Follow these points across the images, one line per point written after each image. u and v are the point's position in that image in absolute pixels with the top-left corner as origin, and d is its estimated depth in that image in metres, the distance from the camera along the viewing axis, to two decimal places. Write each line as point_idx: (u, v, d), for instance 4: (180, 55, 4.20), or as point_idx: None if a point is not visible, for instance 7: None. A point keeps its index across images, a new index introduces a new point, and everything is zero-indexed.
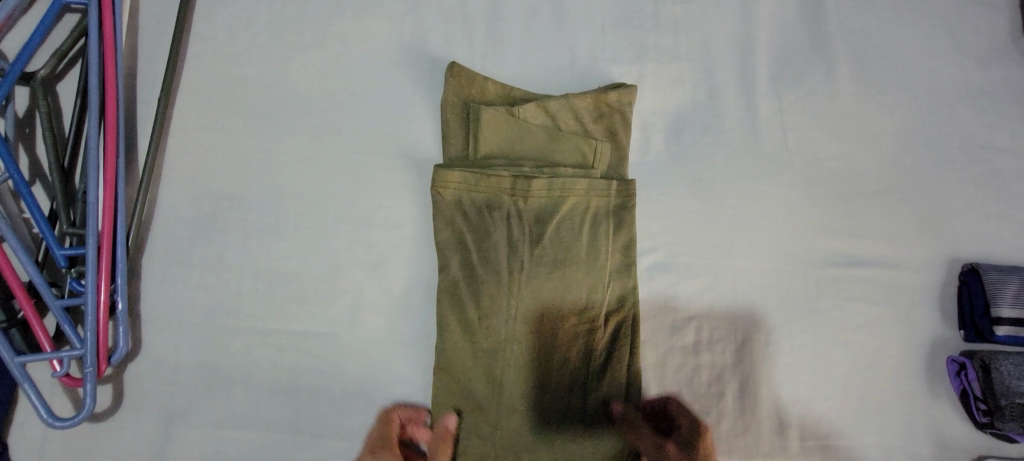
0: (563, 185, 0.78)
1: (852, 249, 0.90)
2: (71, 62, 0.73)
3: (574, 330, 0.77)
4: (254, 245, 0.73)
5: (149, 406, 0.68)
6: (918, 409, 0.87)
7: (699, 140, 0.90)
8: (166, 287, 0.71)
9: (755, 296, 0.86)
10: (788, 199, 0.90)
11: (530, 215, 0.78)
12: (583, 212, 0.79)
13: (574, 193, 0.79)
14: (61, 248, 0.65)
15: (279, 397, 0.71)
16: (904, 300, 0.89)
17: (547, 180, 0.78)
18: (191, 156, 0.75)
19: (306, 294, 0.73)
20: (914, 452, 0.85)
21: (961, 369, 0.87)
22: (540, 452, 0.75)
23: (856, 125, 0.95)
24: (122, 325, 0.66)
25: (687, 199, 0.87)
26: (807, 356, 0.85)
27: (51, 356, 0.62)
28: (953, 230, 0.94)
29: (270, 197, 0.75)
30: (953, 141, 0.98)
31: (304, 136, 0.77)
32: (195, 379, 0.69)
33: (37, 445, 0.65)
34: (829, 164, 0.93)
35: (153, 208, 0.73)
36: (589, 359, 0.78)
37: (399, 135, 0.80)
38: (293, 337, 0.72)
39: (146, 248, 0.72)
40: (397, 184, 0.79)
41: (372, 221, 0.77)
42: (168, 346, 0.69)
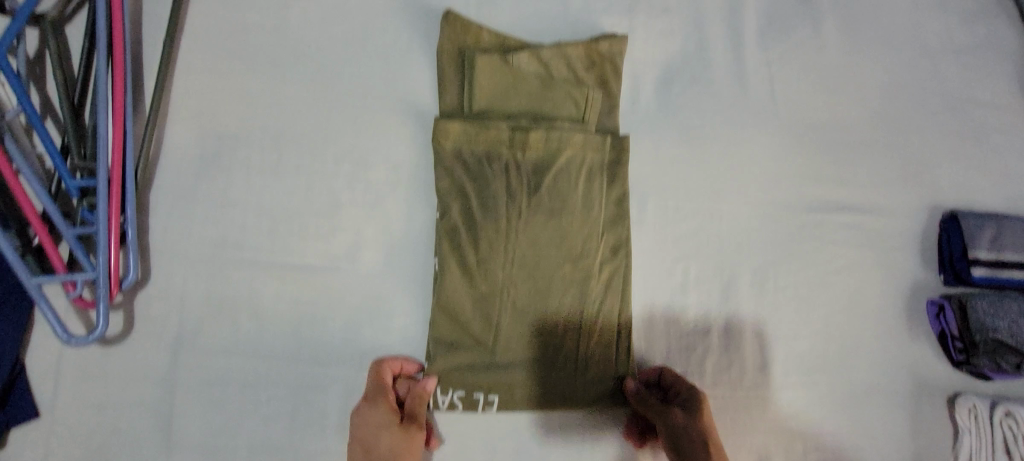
0: (560, 138, 0.82)
1: (836, 195, 0.93)
2: (78, 5, 0.76)
3: (570, 275, 0.81)
4: (257, 182, 0.76)
5: (158, 332, 0.71)
6: (897, 347, 0.90)
7: (688, 90, 0.92)
8: (173, 221, 0.74)
9: (740, 239, 0.89)
10: (773, 147, 0.93)
11: (527, 166, 0.81)
12: (579, 164, 0.83)
13: (569, 146, 0.82)
14: (73, 179, 0.68)
15: (282, 326, 0.74)
16: (886, 245, 0.93)
17: (544, 133, 0.82)
18: (195, 97, 0.77)
19: (307, 230, 0.76)
20: (892, 388, 0.89)
21: (940, 310, 0.90)
22: (533, 388, 0.79)
23: (842, 77, 0.98)
24: (132, 253, 0.69)
25: (675, 146, 0.90)
26: (790, 296, 0.88)
27: (65, 278, 0.65)
28: (935, 179, 0.96)
29: (273, 137, 0.78)
30: (936, 95, 1.00)
31: (304, 79, 0.80)
32: (202, 307, 0.72)
33: (52, 365, 0.68)
34: (814, 115, 0.95)
35: (159, 146, 0.76)
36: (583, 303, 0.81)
37: (396, 80, 0.83)
38: (296, 270, 0.75)
39: (153, 184, 0.74)
40: (394, 127, 0.82)
41: (370, 161, 0.80)
42: (176, 276, 0.73)
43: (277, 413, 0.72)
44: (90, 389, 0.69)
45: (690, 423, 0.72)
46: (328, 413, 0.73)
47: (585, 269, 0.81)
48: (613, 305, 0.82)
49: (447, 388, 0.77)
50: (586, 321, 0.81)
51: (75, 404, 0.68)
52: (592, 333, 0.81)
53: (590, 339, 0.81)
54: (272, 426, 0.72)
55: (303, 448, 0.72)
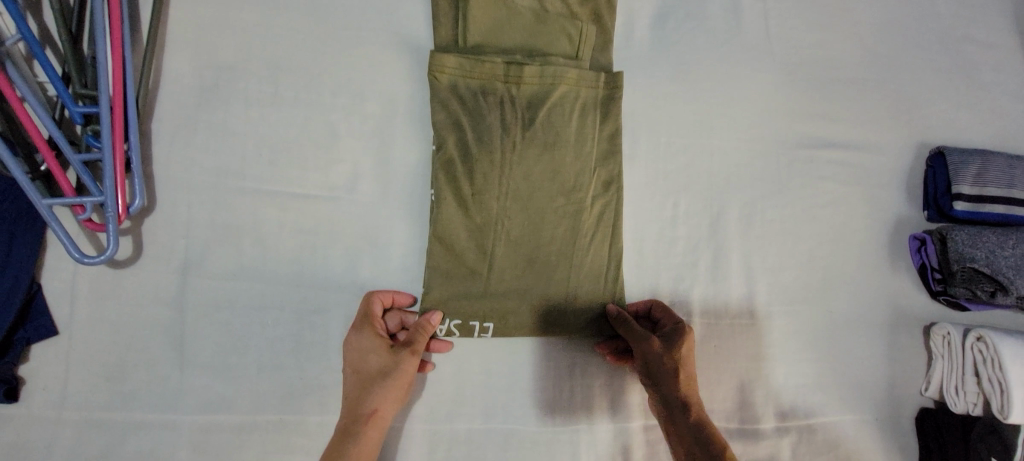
0: (554, 73, 0.83)
1: (827, 132, 0.94)
2: None
3: (563, 209, 0.83)
4: (256, 114, 0.78)
5: (167, 257, 0.74)
6: (878, 280, 0.93)
7: (683, 26, 0.93)
8: (175, 150, 0.76)
9: (730, 175, 0.91)
10: (766, 84, 0.93)
11: (522, 101, 0.83)
12: (573, 100, 0.84)
13: (564, 81, 0.83)
14: (77, 106, 0.69)
15: (286, 253, 0.77)
16: (873, 181, 0.95)
17: (538, 68, 0.83)
18: (192, 29, 0.78)
19: (307, 161, 0.78)
20: (871, 318, 0.93)
21: (921, 244, 0.93)
22: (527, 314, 0.82)
23: (837, 14, 0.98)
24: (138, 180, 0.71)
25: (669, 83, 0.91)
26: (777, 230, 0.91)
27: (74, 202, 0.67)
28: (925, 117, 0.98)
29: (270, 69, 0.79)
30: (932, 33, 1.00)
31: (300, 12, 0.80)
32: (208, 234, 0.75)
33: (67, 286, 0.72)
34: (808, 52, 0.96)
35: (159, 77, 0.77)
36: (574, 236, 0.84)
37: (391, 13, 0.83)
38: (297, 200, 0.78)
39: (154, 114, 0.76)
40: (390, 60, 0.82)
41: (367, 94, 0.81)
42: (181, 204, 0.75)
43: (283, 334, 0.76)
44: (104, 309, 0.72)
45: (666, 352, 0.76)
46: (332, 334, 0.77)
47: (577, 204, 0.84)
48: (604, 240, 0.85)
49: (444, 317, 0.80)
50: (576, 254, 0.84)
51: (92, 323, 0.72)
52: (582, 266, 0.84)
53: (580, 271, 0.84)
54: (279, 346, 0.75)
55: (309, 366, 0.76)
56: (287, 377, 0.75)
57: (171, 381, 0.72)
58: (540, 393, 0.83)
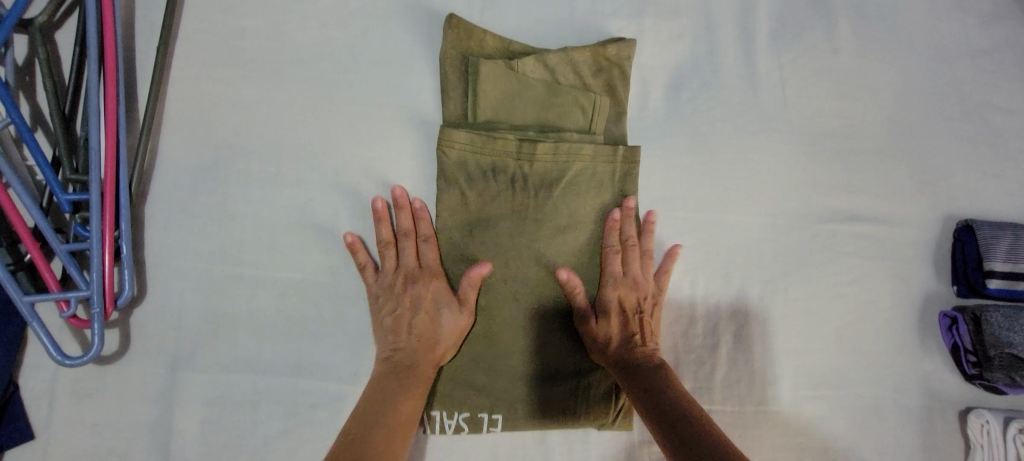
0: (569, 149, 0.79)
1: (849, 205, 0.90)
2: (69, 10, 0.73)
3: (623, 223, 0.81)
4: (256, 194, 0.74)
5: (155, 350, 0.69)
6: (909, 361, 0.88)
7: (698, 96, 0.90)
8: (168, 235, 0.72)
9: (749, 250, 0.87)
10: (785, 155, 0.90)
11: (536, 179, 0.79)
12: (589, 177, 0.81)
13: (580, 158, 0.80)
14: (65, 193, 0.65)
15: (283, 343, 0.72)
16: (899, 255, 0.90)
17: (553, 143, 0.79)
18: (191, 106, 0.75)
19: (308, 244, 0.74)
20: (903, 402, 0.87)
21: (952, 323, 0.88)
22: (535, 405, 0.76)
23: (857, 82, 0.95)
24: (127, 270, 0.67)
25: (684, 155, 0.88)
26: (801, 309, 0.86)
27: (58, 297, 0.63)
28: (950, 187, 0.94)
29: (271, 147, 0.75)
30: (953, 99, 0.97)
31: (304, 87, 0.78)
32: (200, 324, 0.71)
33: (47, 385, 0.67)
34: (828, 121, 0.93)
35: (154, 156, 0.73)
36: (627, 249, 0.80)
37: (397, 87, 0.80)
38: (295, 286, 0.73)
39: (148, 197, 0.72)
40: (396, 136, 0.79)
41: (371, 172, 0.77)
42: (173, 292, 0.71)
43: (277, 432, 0.70)
44: (86, 408, 0.67)
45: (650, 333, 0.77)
46: (331, 430, 0.71)
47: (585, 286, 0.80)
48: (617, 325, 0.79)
49: (451, 410, 0.75)
50: (616, 284, 0.78)
51: (71, 425, 0.67)
52: (625, 267, 0.79)
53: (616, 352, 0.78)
54: (272, 445, 0.70)
55: None
56: None
57: None
58: None
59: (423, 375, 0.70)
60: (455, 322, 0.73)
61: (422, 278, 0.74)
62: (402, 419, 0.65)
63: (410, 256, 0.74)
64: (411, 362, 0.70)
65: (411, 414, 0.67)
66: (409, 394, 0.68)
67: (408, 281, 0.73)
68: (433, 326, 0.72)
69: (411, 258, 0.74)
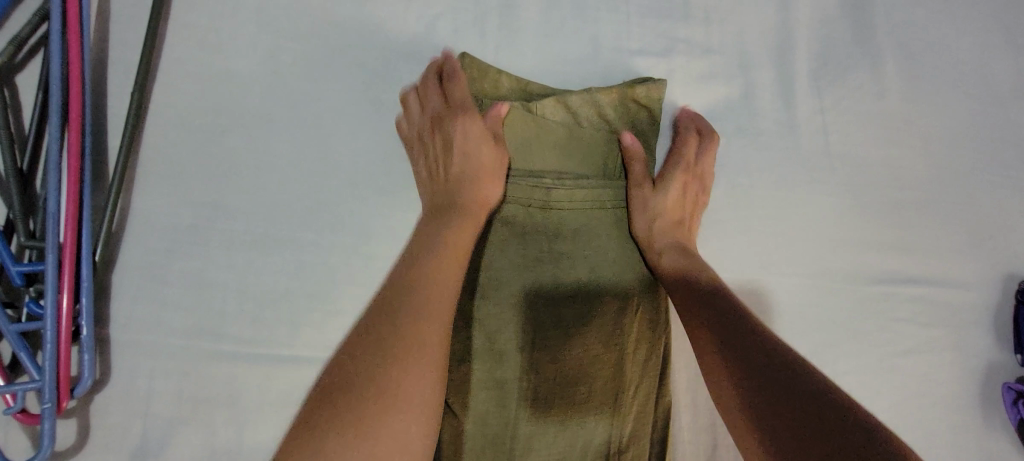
0: (588, 196, 0.74)
1: (901, 264, 0.82)
2: (32, 51, 0.64)
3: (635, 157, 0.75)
4: (241, 258, 0.65)
5: (119, 443, 0.60)
6: (971, 441, 0.79)
7: (733, 142, 0.82)
8: (137, 307, 0.63)
9: (793, 314, 0.78)
10: (829, 207, 0.82)
11: (544, 236, 0.71)
12: (608, 224, 0.75)
13: (599, 205, 0.75)
14: (17, 264, 0.57)
15: (268, 433, 0.63)
16: (958, 321, 0.81)
17: (568, 192, 0.72)
18: (168, 159, 0.66)
19: (298, 316, 0.65)
20: None
21: (1019, 397, 0.78)
22: None
23: (905, 128, 0.86)
24: (87, 353, 0.58)
25: (719, 206, 0.80)
26: (851, 383, 0.77)
27: (3, 390, 0.54)
28: (1011, 244, 0.85)
29: (259, 204, 0.67)
30: (1009, 146, 0.89)
31: (297, 137, 0.69)
32: (172, 412, 0.61)
33: None
34: (874, 170, 0.84)
35: (125, 216, 0.64)
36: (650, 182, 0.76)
37: (401, 134, 0.72)
38: (283, 365, 0.64)
39: (116, 263, 0.63)
40: (400, 191, 0.70)
41: (371, 232, 0.68)
42: (141, 375, 0.61)
43: None
44: None
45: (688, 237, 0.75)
46: None
47: (611, 358, 0.70)
48: (642, 400, 0.71)
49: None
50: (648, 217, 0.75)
51: None
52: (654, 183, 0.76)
53: (639, 417, 0.70)
54: None
55: None
56: None
57: None
58: None
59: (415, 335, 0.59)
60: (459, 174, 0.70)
61: (460, 145, 0.70)
62: (435, 305, 0.61)
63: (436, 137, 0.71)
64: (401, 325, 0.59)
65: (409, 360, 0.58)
66: (431, 312, 0.61)
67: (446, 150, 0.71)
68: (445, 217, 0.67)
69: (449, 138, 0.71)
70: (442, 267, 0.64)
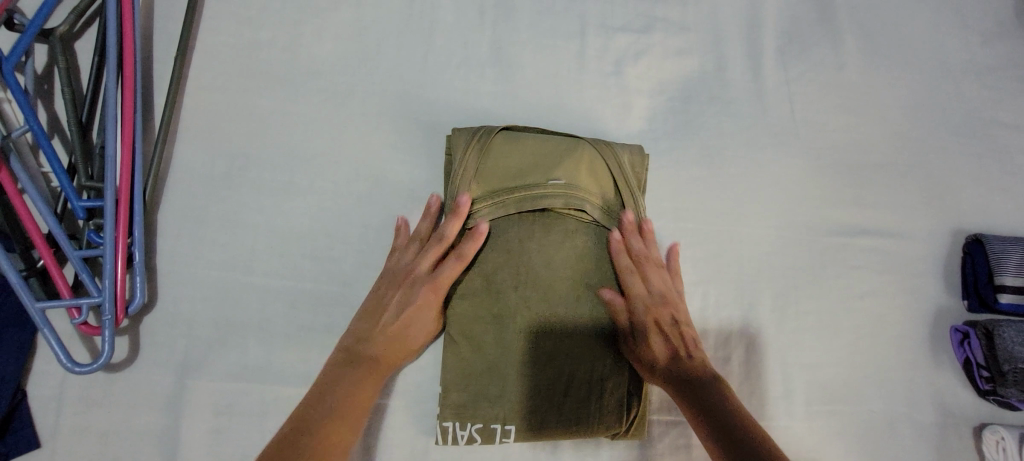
0: (586, 161, 0.76)
1: (858, 219, 0.91)
2: (88, 22, 0.74)
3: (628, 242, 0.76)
4: (269, 203, 0.74)
5: (165, 358, 0.69)
6: (922, 377, 0.88)
7: (707, 110, 0.90)
8: (181, 243, 0.72)
9: (759, 263, 0.87)
10: (794, 169, 0.91)
11: (549, 195, 0.74)
12: (602, 185, 0.77)
13: (595, 169, 0.77)
14: (80, 200, 0.66)
15: (292, 353, 0.71)
16: (909, 270, 0.90)
17: (567, 157, 0.76)
18: (205, 116, 0.76)
19: (319, 253, 0.74)
20: (917, 418, 0.86)
21: (964, 338, 0.88)
22: (550, 411, 0.73)
23: (863, 98, 0.96)
24: (139, 277, 0.67)
25: (695, 167, 0.88)
26: (813, 322, 0.86)
27: (70, 303, 0.63)
28: (958, 202, 0.94)
29: (285, 157, 0.76)
30: (959, 115, 0.98)
31: (317, 98, 0.78)
32: (211, 333, 0.70)
33: (55, 393, 0.66)
34: (834, 135, 0.93)
35: (169, 164, 0.74)
36: (645, 270, 0.77)
37: (409, 97, 0.81)
38: (306, 295, 0.73)
39: (162, 204, 0.73)
40: (407, 146, 0.79)
41: (382, 182, 0.77)
42: (184, 301, 0.71)
43: None
44: (93, 417, 0.66)
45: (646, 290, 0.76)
46: None
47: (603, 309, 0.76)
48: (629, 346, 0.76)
49: (465, 421, 0.72)
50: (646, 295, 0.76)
51: (77, 431, 0.66)
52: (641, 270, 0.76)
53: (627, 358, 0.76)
54: None
55: None
56: None
57: None
58: None
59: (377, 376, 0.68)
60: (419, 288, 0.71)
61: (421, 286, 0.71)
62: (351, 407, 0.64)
63: (410, 258, 0.72)
64: (373, 354, 0.68)
65: (371, 391, 0.67)
66: (350, 408, 0.65)
67: (409, 281, 0.71)
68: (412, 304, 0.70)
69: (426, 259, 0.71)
70: (352, 404, 0.65)
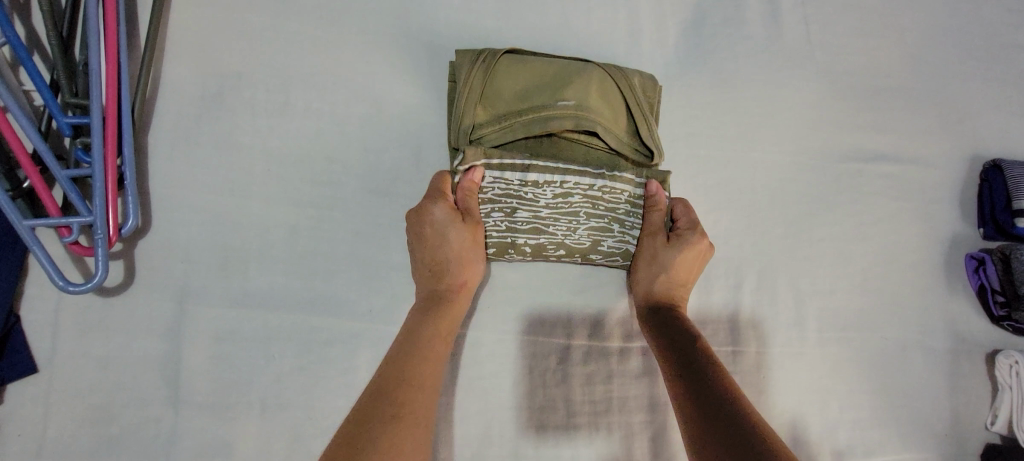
0: (600, 86, 0.72)
1: (873, 145, 0.88)
2: None
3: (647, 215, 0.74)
4: (265, 125, 0.71)
5: (163, 284, 0.67)
6: (936, 305, 0.86)
7: (720, 32, 0.86)
8: (174, 166, 0.69)
9: (772, 189, 0.84)
10: (809, 93, 0.87)
11: (558, 116, 0.69)
12: (617, 111, 0.73)
13: (608, 95, 0.73)
14: (65, 117, 0.62)
15: (294, 279, 0.69)
16: (925, 197, 0.88)
17: (580, 80, 0.71)
18: (194, 34, 0.72)
19: (319, 177, 0.71)
20: (930, 345, 0.85)
21: (980, 264, 0.86)
22: (557, 335, 0.75)
23: (880, 20, 0.92)
24: (131, 198, 0.64)
25: (708, 91, 0.84)
26: (827, 249, 0.84)
27: (59, 222, 0.60)
28: (977, 128, 0.91)
29: (279, 78, 0.72)
30: (979, 39, 0.94)
31: (312, 16, 0.74)
32: (209, 258, 0.68)
33: (50, 318, 0.64)
34: (851, 58, 0.90)
35: (157, 85, 0.70)
36: (649, 241, 0.73)
37: (408, 16, 0.77)
38: (307, 220, 0.70)
39: (151, 126, 0.69)
40: (407, 66, 0.75)
41: (382, 104, 0.74)
42: (180, 226, 0.68)
43: (290, 369, 0.67)
44: (91, 343, 0.64)
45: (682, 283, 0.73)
46: (348, 368, 0.68)
47: (610, 203, 0.72)
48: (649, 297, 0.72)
49: (484, 343, 0.74)
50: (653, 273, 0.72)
51: (75, 357, 0.64)
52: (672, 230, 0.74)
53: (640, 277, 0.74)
54: (285, 382, 0.67)
55: (319, 403, 0.67)
56: (293, 419, 0.66)
57: (165, 423, 0.64)
58: (575, 432, 0.73)
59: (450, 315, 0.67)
60: (465, 240, 0.68)
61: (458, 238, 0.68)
62: (425, 378, 0.61)
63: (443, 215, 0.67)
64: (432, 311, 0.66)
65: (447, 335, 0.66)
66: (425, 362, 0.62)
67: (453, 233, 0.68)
68: (453, 260, 0.68)
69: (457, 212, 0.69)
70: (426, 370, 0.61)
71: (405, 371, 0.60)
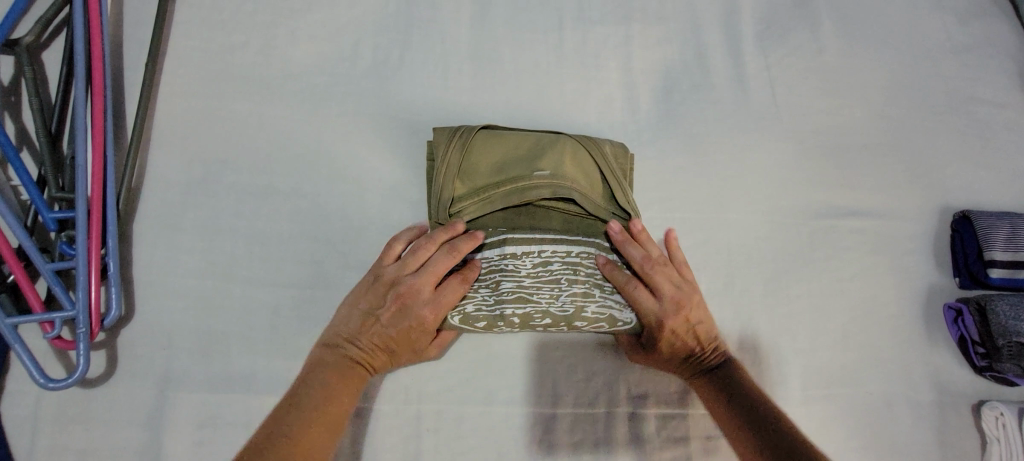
0: (575, 156, 0.74)
1: (844, 201, 0.90)
2: (56, 31, 0.73)
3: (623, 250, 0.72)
4: (248, 208, 0.73)
5: (145, 372, 0.67)
6: (918, 357, 0.87)
7: (688, 97, 0.90)
8: (159, 252, 0.71)
9: (749, 248, 0.86)
10: (778, 152, 0.90)
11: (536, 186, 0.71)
12: (592, 178, 0.75)
13: (584, 164, 0.75)
14: (51, 212, 0.64)
15: (277, 360, 0.69)
16: (899, 249, 0.90)
17: (555, 151, 0.73)
18: (180, 123, 0.75)
19: (301, 256, 0.73)
20: (915, 398, 0.85)
21: (958, 315, 0.87)
22: (543, 405, 0.75)
23: (843, 80, 0.96)
24: (114, 288, 0.65)
25: (680, 155, 0.87)
26: (806, 305, 0.85)
27: (41, 317, 0.61)
28: (943, 180, 0.94)
29: (263, 161, 0.75)
30: (939, 94, 0.98)
31: (293, 100, 0.77)
32: (190, 343, 0.68)
33: (31, 411, 0.65)
34: (817, 117, 0.93)
35: (143, 173, 0.73)
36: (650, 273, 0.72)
37: (387, 96, 0.80)
38: (288, 301, 0.71)
39: (136, 214, 0.71)
40: (387, 145, 0.78)
41: (363, 182, 0.76)
42: (163, 311, 0.69)
43: None
44: (70, 435, 0.64)
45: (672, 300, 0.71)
46: None
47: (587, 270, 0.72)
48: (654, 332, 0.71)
49: (470, 419, 0.73)
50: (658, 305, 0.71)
51: (54, 452, 0.64)
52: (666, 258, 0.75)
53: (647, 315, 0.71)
54: None
55: None
56: None
57: None
58: None
59: (364, 368, 0.67)
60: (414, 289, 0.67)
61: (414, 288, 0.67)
62: (309, 440, 0.60)
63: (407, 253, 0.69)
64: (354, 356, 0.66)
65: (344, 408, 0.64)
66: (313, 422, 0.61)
67: (404, 277, 0.67)
68: (387, 306, 0.67)
69: (421, 257, 0.68)
70: (318, 433, 0.61)
71: (302, 432, 0.60)
